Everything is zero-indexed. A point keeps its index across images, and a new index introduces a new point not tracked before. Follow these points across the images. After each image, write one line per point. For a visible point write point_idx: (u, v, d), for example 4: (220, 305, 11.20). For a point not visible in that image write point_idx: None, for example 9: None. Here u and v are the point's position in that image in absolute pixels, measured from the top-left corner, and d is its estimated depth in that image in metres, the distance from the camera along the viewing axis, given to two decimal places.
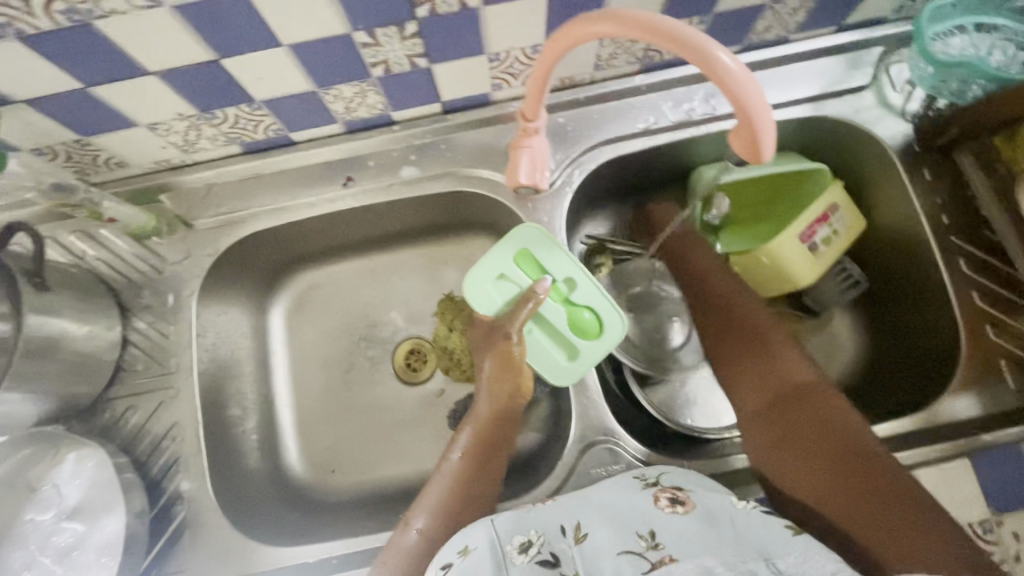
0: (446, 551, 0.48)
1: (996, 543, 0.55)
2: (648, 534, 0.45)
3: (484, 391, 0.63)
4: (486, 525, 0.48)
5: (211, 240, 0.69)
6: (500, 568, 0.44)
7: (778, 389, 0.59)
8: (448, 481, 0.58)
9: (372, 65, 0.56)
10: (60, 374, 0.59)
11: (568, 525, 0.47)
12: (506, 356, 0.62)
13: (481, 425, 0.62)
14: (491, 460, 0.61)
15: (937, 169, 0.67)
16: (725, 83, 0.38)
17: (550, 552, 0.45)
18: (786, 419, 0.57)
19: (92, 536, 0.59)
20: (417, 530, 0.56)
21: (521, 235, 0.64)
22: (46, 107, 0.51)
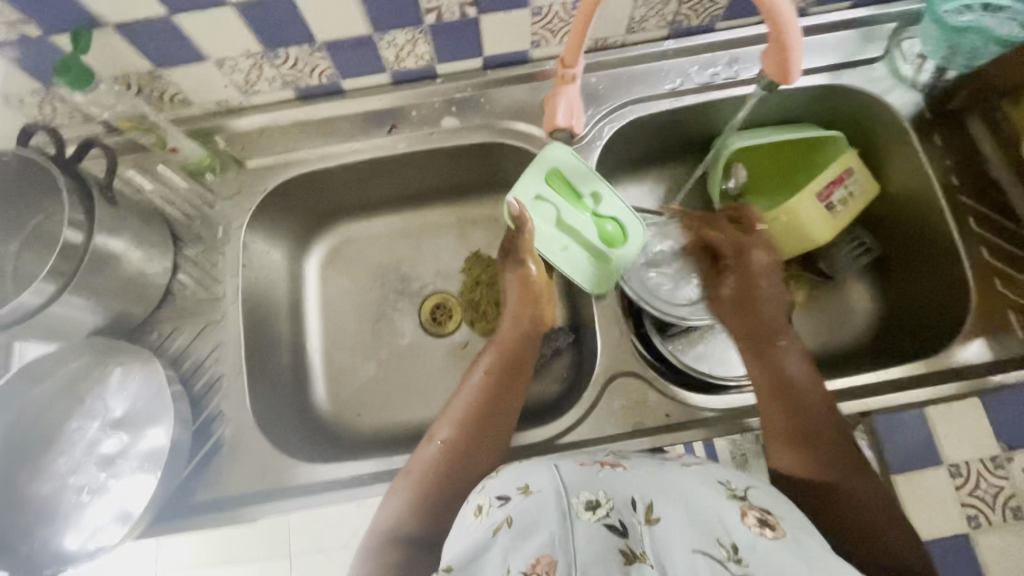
0: (505, 483, 0.46)
1: (1007, 478, 0.58)
2: (729, 543, 0.39)
3: (508, 318, 0.69)
4: (552, 474, 0.46)
5: (261, 179, 0.73)
6: (562, 518, 0.42)
7: (812, 418, 0.56)
8: (470, 396, 0.62)
9: (426, 11, 0.61)
10: (119, 288, 0.62)
11: (640, 500, 0.44)
12: (525, 281, 0.70)
13: (501, 346, 0.66)
14: (513, 377, 0.63)
15: (947, 135, 0.71)
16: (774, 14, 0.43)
17: (619, 520, 0.43)
18: (818, 448, 0.55)
19: (134, 445, 0.62)
20: (441, 440, 0.59)
21: (552, 155, 0.68)
22: (131, 32, 0.57)
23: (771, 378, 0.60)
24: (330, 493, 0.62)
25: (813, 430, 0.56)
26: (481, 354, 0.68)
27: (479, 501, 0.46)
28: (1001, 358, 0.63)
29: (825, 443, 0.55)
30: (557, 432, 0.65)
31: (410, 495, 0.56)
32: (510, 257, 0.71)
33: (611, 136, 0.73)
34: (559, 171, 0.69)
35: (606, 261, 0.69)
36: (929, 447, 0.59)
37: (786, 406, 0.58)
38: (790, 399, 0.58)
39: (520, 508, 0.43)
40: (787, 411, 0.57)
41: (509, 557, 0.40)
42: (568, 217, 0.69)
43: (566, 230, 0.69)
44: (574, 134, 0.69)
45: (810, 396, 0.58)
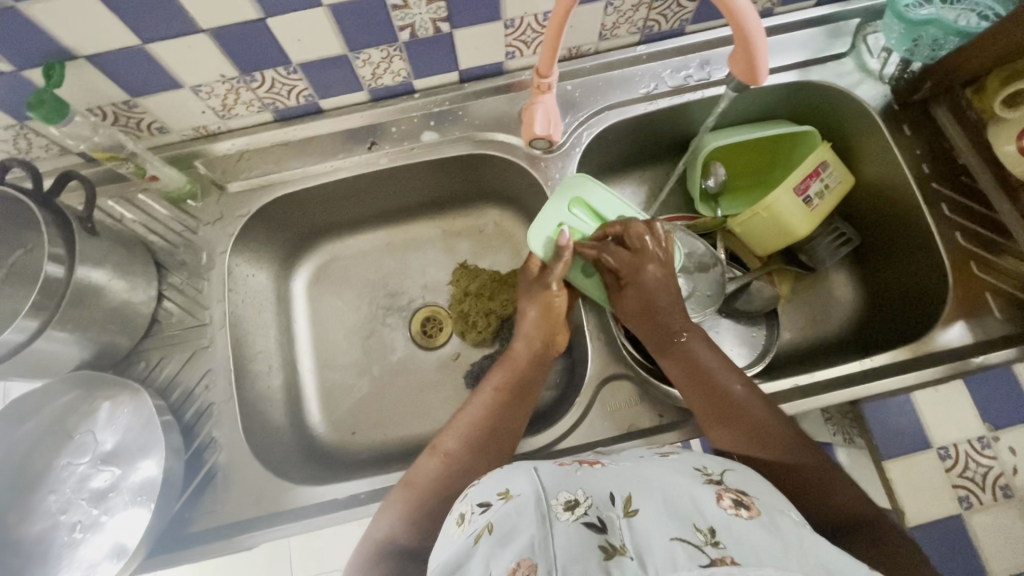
0: (486, 489, 0.46)
1: (994, 457, 0.59)
2: (706, 528, 0.40)
3: (522, 335, 0.66)
4: (530, 477, 0.46)
5: (243, 203, 0.73)
6: (541, 520, 0.42)
7: (746, 420, 0.56)
8: (477, 410, 0.61)
9: (400, 28, 0.61)
10: (104, 320, 0.62)
11: (618, 495, 0.45)
12: (549, 305, 0.67)
13: (512, 366, 0.65)
14: (519, 396, 0.63)
15: (916, 124, 0.73)
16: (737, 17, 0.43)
17: (597, 517, 0.42)
18: (764, 449, 0.54)
19: (126, 479, 0.61)
20: (444, 454, 0.58)
21: (576, 184, 0.69)
22: (104, 63, 0.56)
23: (703, 390, 0.59)
24: (328, 514, 0.62)
25: (753, 431, 0.55)
26: (490, 369, 0.66)
27: (462, 510, 0.46)
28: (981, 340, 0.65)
29: (767, 441, 0.54)
30: (553, 437, 0.65)
31: (407, 507, 0.56)
32: (537, 277, 0.68)
33: (589, 141, 0.74)
34: (580, 198, 0.69)
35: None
36: (916, 430, 0.61)
37: (724, 416, 0.57)
38: (725, 409, 0.57)
39: (501, 513, 0.42)
40: (727, 420, 0.56)
41: (491, 565, 0.39)
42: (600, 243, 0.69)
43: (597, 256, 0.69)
44: (552, 143, 0.69)
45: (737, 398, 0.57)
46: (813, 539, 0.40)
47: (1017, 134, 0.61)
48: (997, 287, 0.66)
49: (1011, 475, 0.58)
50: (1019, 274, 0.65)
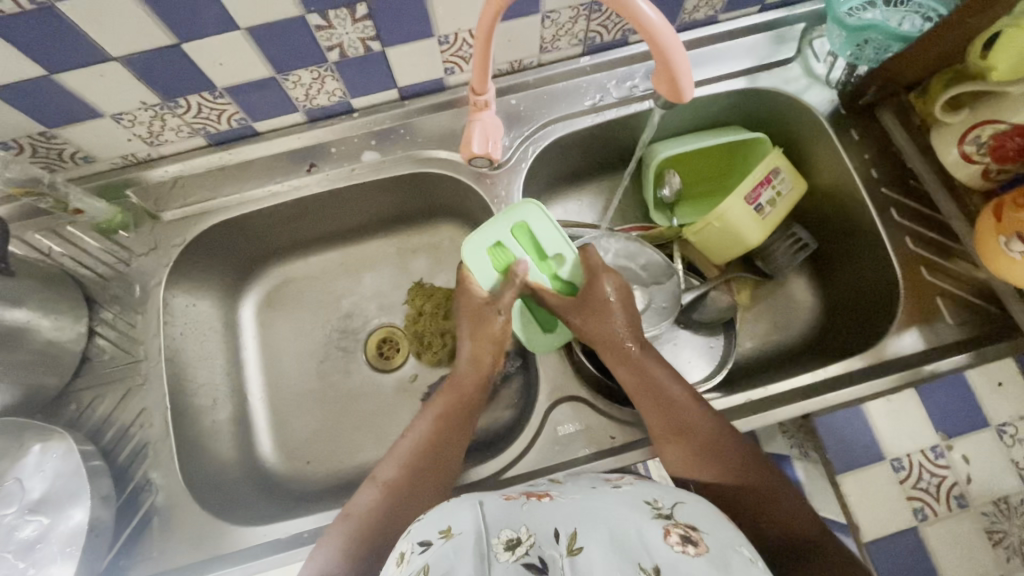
0: (427, 526, 0.43)
1: (948, 466, 0.58)
2: (651, 568, 0.39)
3: (466, 358, 0.66)
4: (474, 512, 0.44)
5: (179, 231, 0.70)
6: (480, 559, 0.39)
7: (702, 437, 0.55)
8: (419, 438, 0.60)
9: (328, 49, 0.59)
10: (27, 363, 0.59)
11: (563, 531, 0.42)
12: (493, 333, 0.66)
13: (456, 390, 0.64)
14: (463, 420, 0.62)
15: (863, 128, 0.72)
16: (650, 32, 0.43)
17: (538, 556, 0.40)
18: (717, 465, 0.54)
19: (57, 527, 0.57)
20: (382, 483, 0.57)
21: (522, 210, 0.65)
22: (10, 95, 0.54)
23: (660, 410, 0.58)
24: (269, 556, 0.59)
25: (709, 448, 0.55)
26: (435, 392, 0.65)
27: (402, 549, 0.43)
28: (933, 346, 0.64)
29: (721, 458, 0.54)
30: (503, 464, 0.63)
31: (346, 541, 0.53)
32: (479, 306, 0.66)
33: (536, 156, 0.73)
34: (527, 223, 0.66)
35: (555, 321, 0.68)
36: (869, 442, 0.60)
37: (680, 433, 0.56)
38: (680, 427, 0.56)
39: (439, 553, 0.40)
40: (685, 440, 0.56)
41: None
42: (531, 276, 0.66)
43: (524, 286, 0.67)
44: (493, 161, 0.68)
45: (693, 416, 0.57)
46: None
47: (959, 139, 0.61)
48: (950, 292, 0.65)
49: (965, 483, 0.58)
50: (973, 276, 0.65)
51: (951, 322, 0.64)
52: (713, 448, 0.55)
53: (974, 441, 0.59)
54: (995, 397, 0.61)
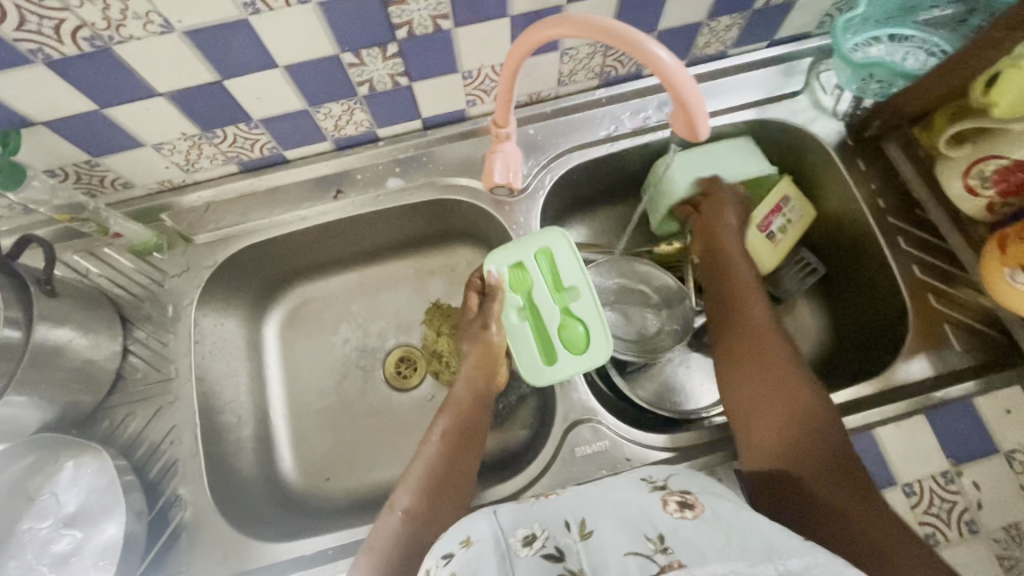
0: (448, 541, 0.45)
1: (959, 492, 0.59)
2: (656, 536, 0.40)
3: (463, 377, 0.67)
4: (488, 519, 0.46)
5: (210, 254, 0.73)
6: (501, 558, 0.42)
7: (788, 415, 0.54)
8: (429, 461, 0.61)
9: (358, 84, 0.62)
10: (66, 381, 0.61)
11: (573, 520, 0.44)
12: (489, 345, 0.68)
13: (457, 408, 0.65)
14: (469, 437, 0.64)
15: (869, 158, 0.75)
16: (662, 71, 0.45)
17: (555, 546, 0.42)
18: (792, 446, 0.53)
19: (90, 541, 0.60)
20: (401, 511, 0.58)
21: (546, 236, 0.70)
22: (62, 128, 0.57)
23: (759, 373, 0.58)
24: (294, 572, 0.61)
25: (792, 427, 0.54)
26: (436, 415, 0.66)
27: (427, 566, 0.44)
28: (942, 372, 0.65)
29: (800, 439, 0.53)
30: (521, 485, 0.65)
31: (374, 570, 0.55)
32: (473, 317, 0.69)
33: (554, 183, 0.76)
34: (549, 251, 0.69)
35: (553, 349, 0.67)
36: (879, 467, 0.60)
37: (764, 406, 0.56)
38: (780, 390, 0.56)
39: (463, 559, 0.42)
40: (770, 414, 0.55)
41: None
42: (539, 300, 0.68)
43: (531, 309, 0.69)
44: (513, 189, 0.71)
45: (789, 391, 0.55)
46: (752, 525, 0.41)
47: (964, 172, 0.63)
48: (957, 318, 0.67)
49: (977, 510, 0.58)
50: (977, 303, 0.67)
51: (959, 348, 0.66)
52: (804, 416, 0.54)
53: (985, 468, 0.60)
54: (1005, 424, 0.61)
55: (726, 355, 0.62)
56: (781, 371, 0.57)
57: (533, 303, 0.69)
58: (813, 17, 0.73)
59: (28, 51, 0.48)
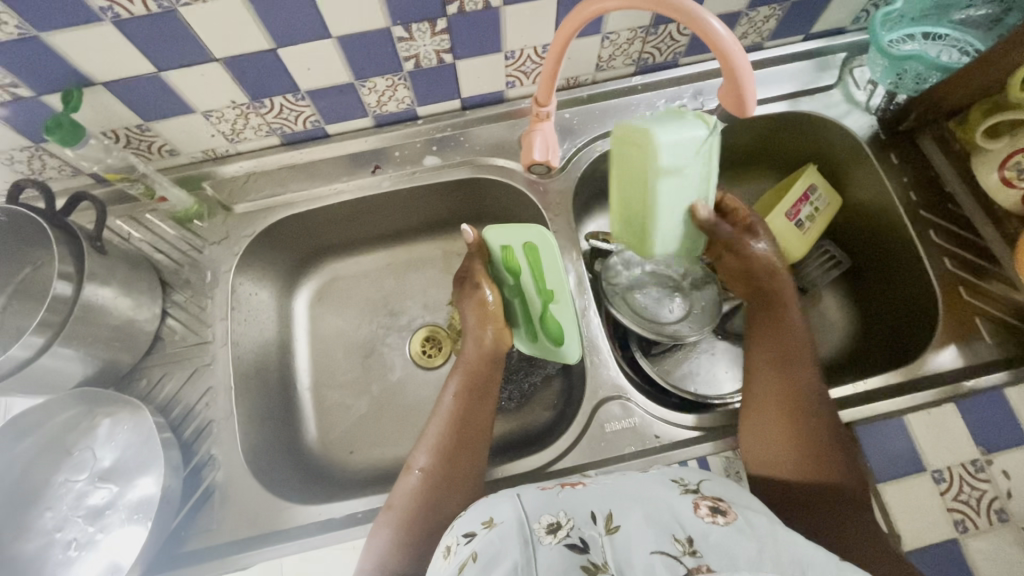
0: (470, 521, 0.47)
1: (988, 481, 0.59)
2: (684, 538, 0.41)
3: (469, 339, 0.69)
4: (513, 503, 0.47)
5: (249, 223, 0.75)
6: (525, 544, 0.42)
7: (809, 430, 0.56)
8: (443, 420, 0.63)
9: (405, 59, 0.64)
10: (109, 339, 0.63)
11: (599, 513, 0.44)
12: (487, 307, 0.69)
13: (466, 368, 0.67)
14: (479, 394, 0.65)
15: (902, 153, 0.76)
16: (716, 44, 0.47)
17: (579, 536, 0.42)
18: (807, 460, 0.55)
19: (125, 495, 0.61)
20: (419, 470, 0.59)
21: (532, 231, 0.64)
22: (120, 89, 0.59)
23: (784, 394, 0.59)
24: (323, 535, 0.62)
25: (813, 441, 0.56)
26: (449, 377, 0.68)
27: (448, 542, 0.46)
28: (971, 363, 0.66)
29: (819, 454, 0.55)
30: (549, 459, 0.65)
31: (395, 527, 0.56)
32: (466, 282, 0.71)
33: (588, 167, 0.77)
34: (535, 246, 0.65)
35: (536, 333, 0.71)
36: (908, 452, 0.61)
37: (788, 418, 0.57)
38: (798, 413, 0.57)
39: (484, 540, 0.42)
40: (794, 427, 0.57)
41: None
42: (524, 284, 0.69)
43: (518, 289, 0.70)
44: (551, 168, 0.73)
45: (815, 410, 0.57)
46: (789, 538, 0.41)
47: (1000, 164, 0.64)
48: (987, 311, 0.67)
49: (1006, 499, 0.58)
50: (1009, 298, 0.67)
51: (990, 341, 0.66)
52: (815, 443, 0.56)
53: (1015, 458, 0.60)
54: None
55: (755, 368, 0.62)
56: (801, 398, 0.58)
57: (521, 285, 0.70)
58: (849, 13, 0.74)
59: (98, 9, 0.50)
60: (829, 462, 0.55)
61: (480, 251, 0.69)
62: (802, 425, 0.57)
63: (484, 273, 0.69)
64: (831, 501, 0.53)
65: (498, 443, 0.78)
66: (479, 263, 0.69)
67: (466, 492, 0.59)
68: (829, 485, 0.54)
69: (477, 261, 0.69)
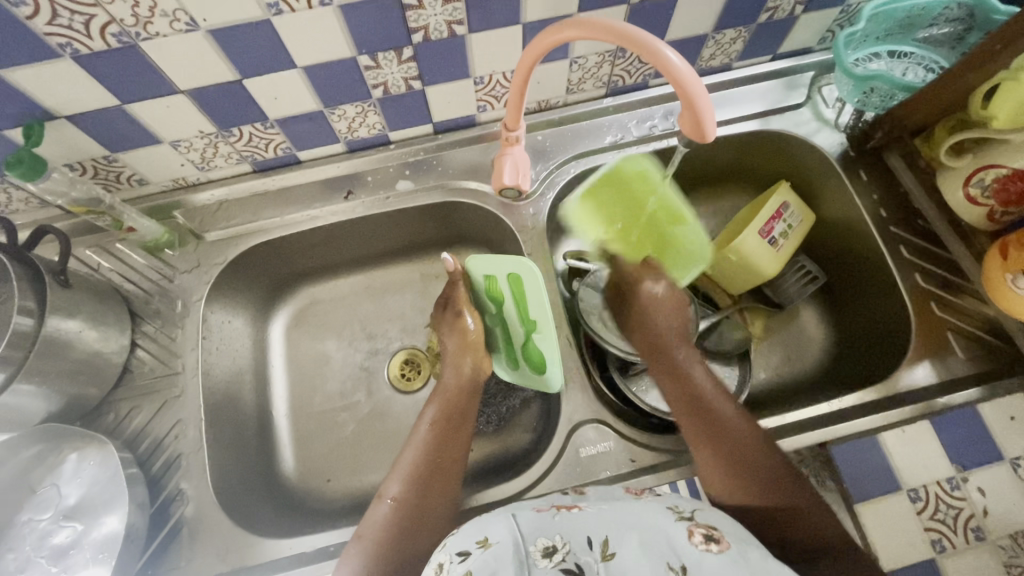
0: (464, 537, 0.45)
1: (964, 499, 0.58)
2: (679, 567, 0.41)
3: (448, 366, 0.69)
4: (508, 522, 0.46)
5: (220, 250, 0.74)
6: (521, 567, 0.41)
7: (740, 449, 0.57)
8: (416, 448, 0.62)
9: (373, 86, 0.64)
10: (75, 373, 0.62)
11: (596, 538, 0.44)
12: (467, 333, 0.69)
13: (445, 397, 0.66)
14: (455, 424, 0.64)
15: (872, 169, 0.76)
16: (671, 73, 0.47)
17: (575, 562, 0.42)
18: (755, 486, 0.55)
19: (89, 534, 0.59)
20: (390, 499, 0.58)
21: (515, 263, 0.65)
22: (83, 122, 0.58)
23: (707, 427, 0.59)
24: (297, 569, 0.60)
25: (751, 463, 0.56)
26: (425, 403, 0.68)
27: (440, 559, 0.45)
28: (944, 379, 0.66)
29: (762, 473, 0.55)
30: (524, 485, 0.64)
31: (363, 561, 0.55)
32: (448, 307, 0.71)
33: (560, 189, 0.77)
34: (519, 277, 0.66)
35: (519, 360, 0.71)
36: (883, 471, 0.60)
37: (721, 450, 0.57)
38: (726, 441, 0.58)
39: (480, 561, 0.42)
40: (730, 455, 0.57)
41: None
42: (508, 311, 0.70)
43: (501, 315, 0.71)
44: (522, 191, 0.73)
45: (739, 431, 0.58)
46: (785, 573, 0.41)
47: (965, 181, 0.65)
48: (958, 326, 0.68)
49: (982, 517, 0.58)
50: (982, 313, 0.68)
51: (962, 356, 0.66)
52: (751, 467, 0.56)
53: (990, 475, 0.59)
54: (1009, 431, 0.61)
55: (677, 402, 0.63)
56: (722, 426, 0.59)
57: (503, 314, 0.71)
58: (814, 33, 0.75)
59: (57, 46, 0.50)
60: (771, 479, 0.55)
61: (464, 279, 0.70)
62: (734, 451, 0.57)
63: (466, 297, 0.70)
64: (794, 517, 0.54)
65: (477, 467, 0.77)
66: (461, 287, 0.69)
67: (435, 523, 0.58)
68: (782, 503, 0.54)
69: (458, 286, 0.69)
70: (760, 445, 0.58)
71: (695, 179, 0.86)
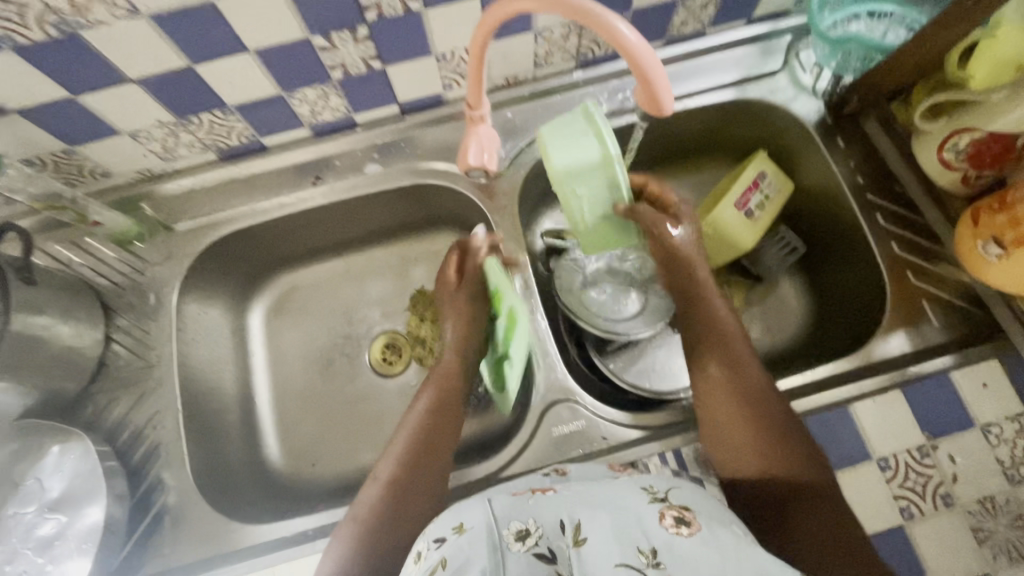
0: (442, 524, 0.46)
1: (934, 466, 0.59)
2: (648, 550, 0.40)
3: (450, 347, 0.69)
4: (482, 508, 0.46)
5: (191, 241, 0.74)
6: (494, 551, 0.41)
7: (760, 407, 0.57)
8: (410, 429, 0.62)
9: (331, 68, 0.62)
10: (49, 369, 0.62)
11: (568, 522, 0.43)
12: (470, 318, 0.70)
13: (441, 380, 0.67)
14: (451, 409, 0.65)
15: (848, 136, 0.75)
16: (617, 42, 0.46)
17: (547, 547, 0.42)
18: (771, 450, 0.54)
19: (73, 525, 0.60)
20: (382, 480, 0.59)
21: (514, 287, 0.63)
22: (36, 116, 0.57)
23: (733, 382, 0.59)
24: (277, 552, 0.62)
25: (763, 418, 0.56)
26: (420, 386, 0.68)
27: (419, 548, 0.46)
28: (920, 348, 0.65)
29: (769, 433, 0.55)
30: (499, 465, 0.65)
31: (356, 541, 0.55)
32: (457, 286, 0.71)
33: (531, 167, 0.75)
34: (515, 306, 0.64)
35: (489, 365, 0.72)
36: (854, 442, 0.60)
37: (746, 412, 0.57)
38: (750, 397, 0.58)
39: (455, 546, 0.42)
40: (739, 398, 0.58)
41: None
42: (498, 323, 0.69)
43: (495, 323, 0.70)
44: (489, 172, 0.71)
45: (763, 392, 0.58)
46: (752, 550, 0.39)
47: (939, 145, 0.63)
48: (934, 294, 0.67)
49: (952, 483, 0.58)
50: (958, 280, 0.67)
51: (937, 324, 0.66)
52: (769, 426, 0.55)
53: (962, 442, 0.59)
54: (980, 397, 0.61)
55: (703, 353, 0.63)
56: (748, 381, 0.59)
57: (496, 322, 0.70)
58: None
59: None
60: (784, 445, 0.54)
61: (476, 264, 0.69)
62: (754, 408, 0.57)
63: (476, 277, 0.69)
64: (800, 492, 0.52)
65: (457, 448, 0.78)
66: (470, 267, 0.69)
67: (427, 503, 0.58)
68: (792, 475, 0.53)
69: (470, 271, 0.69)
70: (782, 412, 0.57)
71: (672, 151, 0.85)
